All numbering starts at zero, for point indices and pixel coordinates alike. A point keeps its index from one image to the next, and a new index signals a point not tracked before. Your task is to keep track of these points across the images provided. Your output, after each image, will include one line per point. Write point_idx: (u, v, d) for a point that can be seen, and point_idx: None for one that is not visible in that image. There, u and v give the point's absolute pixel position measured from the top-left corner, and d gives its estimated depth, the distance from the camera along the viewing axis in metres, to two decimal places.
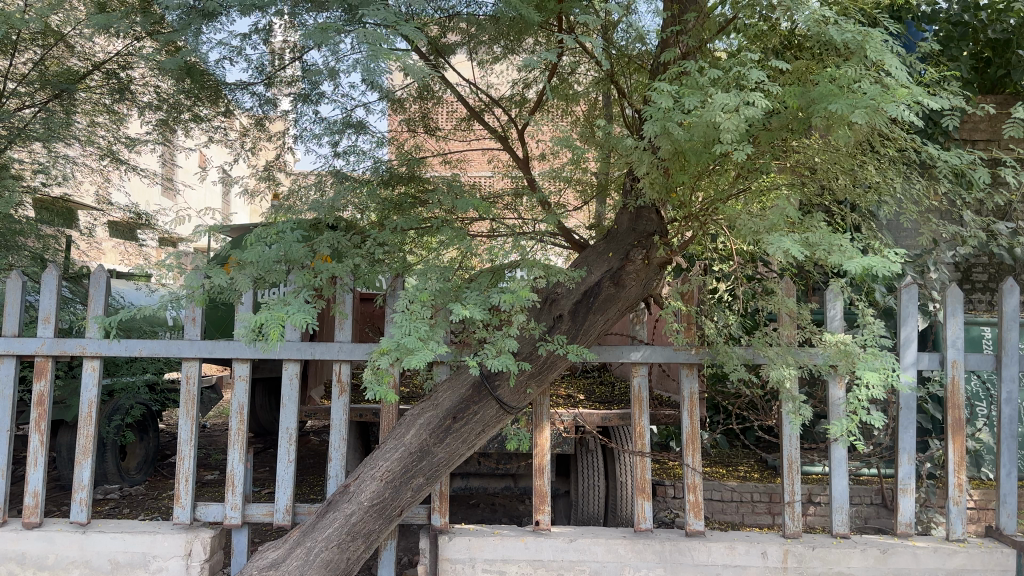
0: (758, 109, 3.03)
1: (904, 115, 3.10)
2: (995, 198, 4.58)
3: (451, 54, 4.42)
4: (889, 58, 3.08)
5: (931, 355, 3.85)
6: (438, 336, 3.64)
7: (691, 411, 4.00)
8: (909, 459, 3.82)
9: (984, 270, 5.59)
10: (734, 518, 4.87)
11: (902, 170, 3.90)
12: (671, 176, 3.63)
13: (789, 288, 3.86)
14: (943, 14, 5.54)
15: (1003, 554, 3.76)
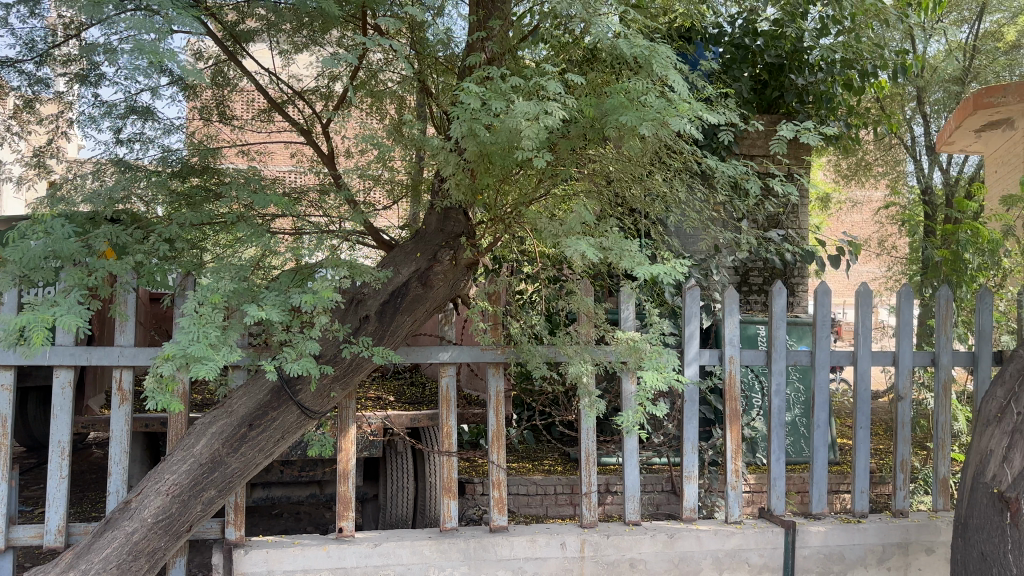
0: (557, 118, 3.12)
1: (685, 128, 3.34)
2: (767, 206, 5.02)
3: (251, 41, 4.22)
4: (672, 75, 3.29)
5: (712, 352, 4.15)
6: (232, 339, 3.45)
7: (497, 409, 4.04)
8: (692, 448, 4.09)
9: (760, 274, 6.14)
10: (539, 511, 4.99)
11: (687, 180, 4.18)
12: (476, 179, 3.63)
13: (587, 288, 4.02)
14: (726, 37, 6.05)
15: (774, 533, 4.09)
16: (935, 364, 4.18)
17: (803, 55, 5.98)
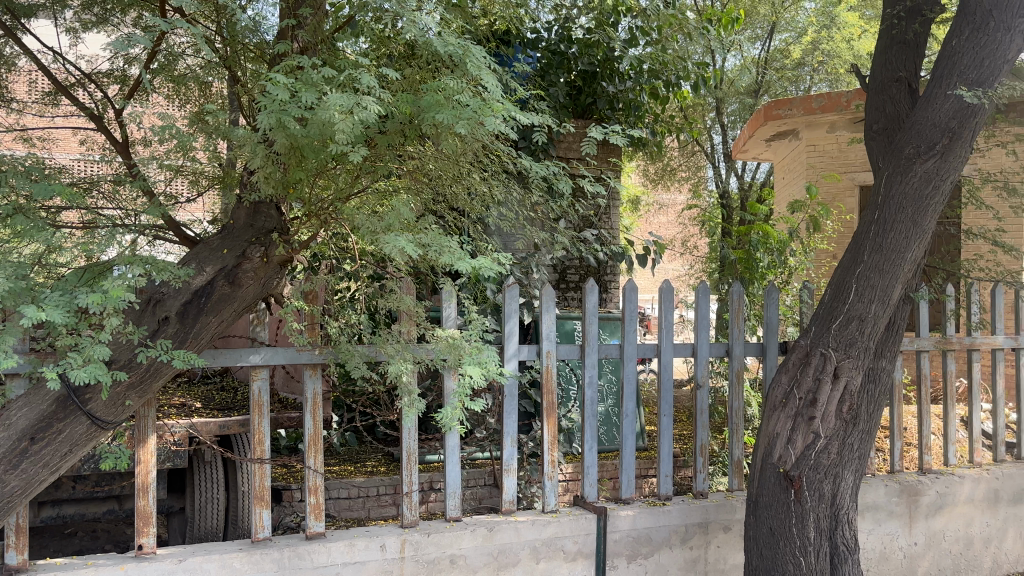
0: (373, 114, 3.05)
1: (499, 128, 3.37)
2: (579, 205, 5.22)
3: (32, 16, 3.82)
4: (485, 74, 3.30)
5: (530, 347, 4.20)
6: (6, 345, 3.10)
7: (314, 413, 3.83)
8: (512, 441, 4.09)
9: (576, 272, 6.40)
10: (360, 514, 4.89)
11: (504, 180, 4.24)
12: (288, 173, 3.41)
13: (408, 287, 3.86)
14: (543, 42, 6.22)
15: (586, 520, 4.21)
16: (729, 354, 4.49)
17: (613, 63, 6.31)
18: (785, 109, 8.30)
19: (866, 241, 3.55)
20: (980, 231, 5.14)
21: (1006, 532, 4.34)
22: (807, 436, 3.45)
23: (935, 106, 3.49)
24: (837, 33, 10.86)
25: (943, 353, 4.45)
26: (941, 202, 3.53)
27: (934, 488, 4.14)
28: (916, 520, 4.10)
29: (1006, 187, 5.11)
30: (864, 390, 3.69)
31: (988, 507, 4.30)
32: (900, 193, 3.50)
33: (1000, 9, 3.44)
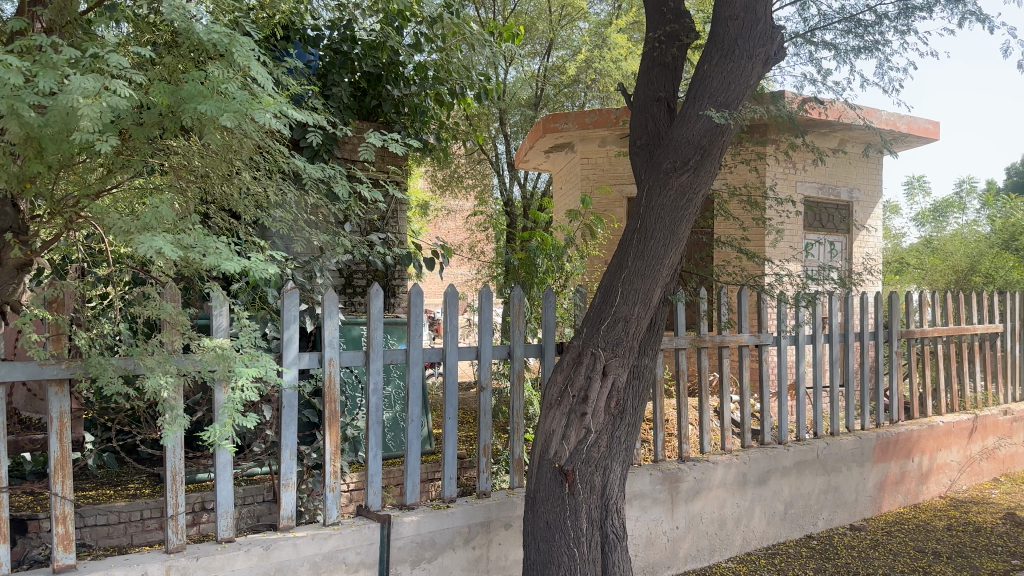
0: (124, 102, 2.75)
1: (270, 123, 3.14)
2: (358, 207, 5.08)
3: None
4: (255, 65, 3.04)
5: (311, 355, 3.87)
6: None
7: (61, 435, 3.30)
8: (291, 455, 3.77)
9: (363, 277, 6.31)
10: (121, 541, 4.44)
11: (279, 182, 4.00)
12: (24, 165, 2.99)
13: (174, 295, 3.48)
14: (325, 40, 6.01)
15: (370, 529, 3.92)
16: (510, 356, 4.49)
17: (398, 68, 6.22)
18: (561, 122, 8.75)
19: (631, 248, 3.80)
20: (728, 239, 5.69)
21: (752, 511, 4.77)
22: (579, 431, 3.62)
23: (689, 124, 3.83)
24: (607, 53, 11.68)
25: (698, 350, 4.88)
26: (694, 213, 3.87)
27: (692, 474, 4.48)
28: (677, 505, 4.42)
29: (749, 200, 5.71)
30: (630, 387, 3.96)
31: (738, 489, 4.70)
32: (661, 203, 3.79)
33: (742, 40, 3.86)
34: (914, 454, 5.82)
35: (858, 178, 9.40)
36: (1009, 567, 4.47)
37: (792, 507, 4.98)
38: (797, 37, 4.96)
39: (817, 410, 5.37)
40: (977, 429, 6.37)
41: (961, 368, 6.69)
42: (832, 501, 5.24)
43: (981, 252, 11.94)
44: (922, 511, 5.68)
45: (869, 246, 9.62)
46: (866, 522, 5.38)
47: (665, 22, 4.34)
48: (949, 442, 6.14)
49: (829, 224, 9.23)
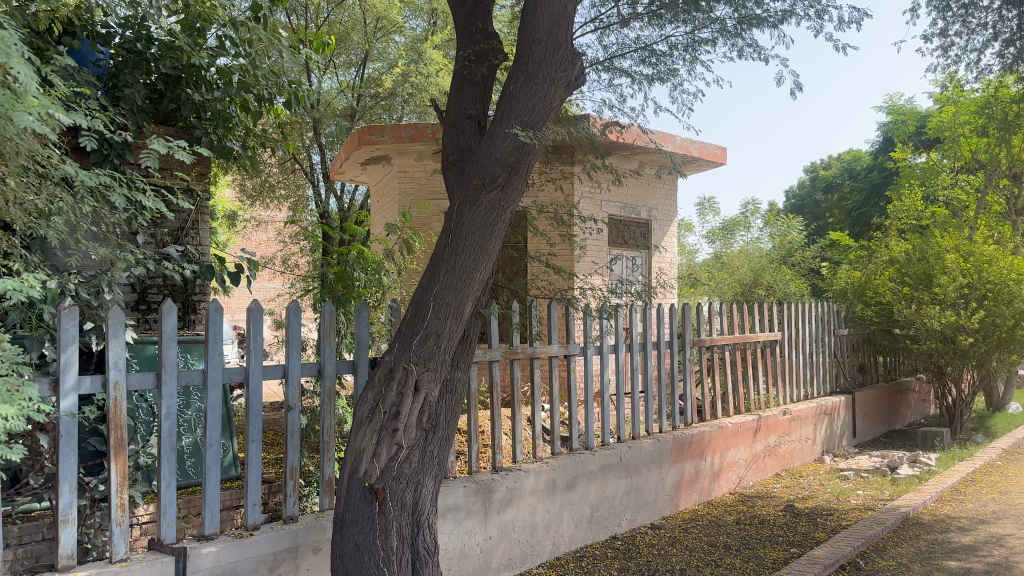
0: None
1: (33, 127, 2.80)
2: (148, 217, 4.72)
3: None
4: (16, 61, 2.70)
5: (93, 379, 3.54)
6: None
7: None
8: (71, 487, 3.41)
9: (160, 291, 5.90)
10: None
11: (49, 191, 3.60)
12: None
13: None
14: (117, 37, 5.51)
15: (162, 564, 3.62)
16: (320, 374, 4.32)
17: (200, 70, 5.70)
18: (376, 135, 8.68)
19: (443, 262, 3.83)
20: (536, 255, 5.89)
21: (562, 516, 4.94)
22: (391, 448, 3.59)
23: (497, 142, 3.93)
24: (423, 69, 11.81)
25: (510, 362, 4.99)
26: (503, 229, 3.97)
27: (504, 483, 4.58)
28: (490, 515, 4.49)
29: (555, 217, 5.96)
30: (442, 401, 3.97)
31: (548, 496, 4.86)
32: (471, 219, 3.86)
33: (546, 63, 4.05)
34: (707, 454, 6.30)
35: (657, 198, 10.10)
36: (787, 553, 4.95)
37: (599, 510, 5.22)
38: (597, 63, 5.28)
39: (620, 417, 5.67)
40: (760, 429, 7.01)
41: (745, 373, 7.34)
42: (635, 502, 5.54)
43: (762, 267, 13.22)
44: (714, 507, 6.16)
45: (667, 262, 10.34)
46: (665, 520, 5.75)
47: (474, 42, 4.50)
48: (737, 442, 6.70)
49: (631, 241, 9.83)
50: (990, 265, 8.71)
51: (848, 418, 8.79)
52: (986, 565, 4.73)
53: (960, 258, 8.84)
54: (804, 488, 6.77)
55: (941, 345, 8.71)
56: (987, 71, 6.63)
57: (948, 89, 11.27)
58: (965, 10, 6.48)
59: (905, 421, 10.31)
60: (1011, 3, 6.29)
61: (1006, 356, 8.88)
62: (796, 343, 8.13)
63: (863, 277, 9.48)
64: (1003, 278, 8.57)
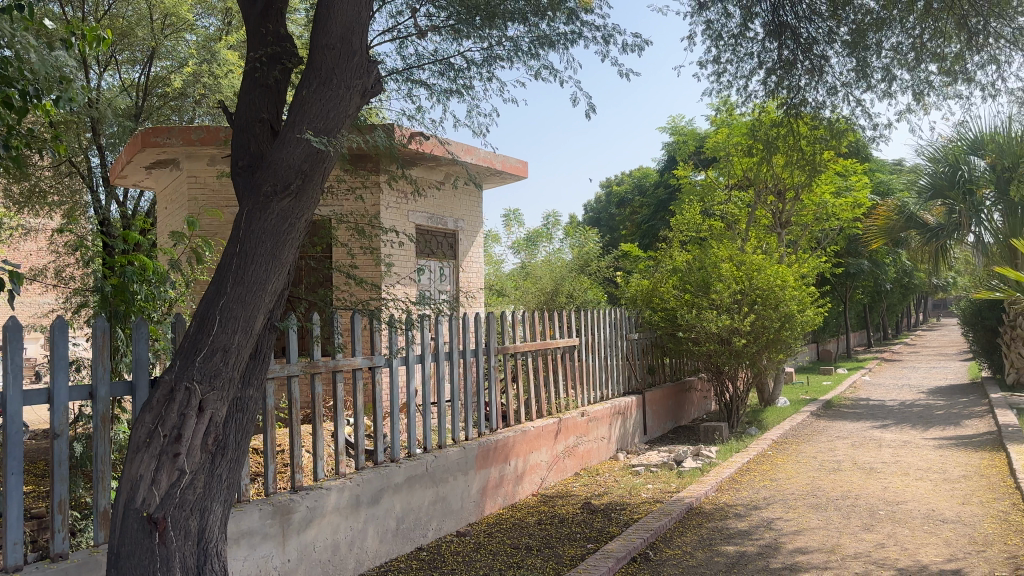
0: None
1: None
2: None
3: None
4: None
5: None
6: None
7: None
8: None
9: None
10: None
11: None
12: None
13: None
14: None
15: None
16: (92, 397, 3.91)
17: None
18: (162, 137, 8.12)
19: (230, 273, 3.64)
20: (337, 266, 5.76)
21: (366, 531, 4.83)
22: (172, 474, 3.33)
23: (289, 148, 3.80)
24: (216, 69, 11.22)
25: (311, 376, 4.80)
26: (295, 238, 3.83)
27: (304, 503, 4.41)
28: (288, 537, 4.30)
29: (357, 228, 5.86)
30: (231, 420, 3.76)
31: (351, 512, 4.74)
32: (260, 228, 3.69)
33: (340, 69, 3.98)
34: (510, 458, 6.45)
35: (462, 209, 10.24)
36: (584, 550, 5.18)
37: (405, 522, 5.16)
38: (395, 74, 5.28)
39: (426, 427, 5.67)
40: (560, 431, 7.30)
41: (547, 378, 7.62)
42: (441, 511, 5.54)
43: (563, 276, 13.83)
44: (517, 510, 6.31)
45: (473, 272, 10.50)
46: (470, 527, 5.80)
47: (265, 43, 4.33)
48: (539, 445, 6.93)
49: (437, 251, 9.89)
50: (757, 273, 9.67)
51: (640, 417, 9.38)
52: (758, 547, 5.23)
53: (734, 267, 9.73)
54: (600, 485, 7.13)
55: (719, 347, 9.54)
56: (753, 97, 7.38)
57: (722, 114, 12.40)
58: (734, 40, 7.17)
59: (689, 418, 11.16)
60: (772, 36, 7.04)
61: (773, 355, 9.90)
62: (592, 348, 8.56)
63: (651, 284, 10.17)
64: (770, 285, 9.59)
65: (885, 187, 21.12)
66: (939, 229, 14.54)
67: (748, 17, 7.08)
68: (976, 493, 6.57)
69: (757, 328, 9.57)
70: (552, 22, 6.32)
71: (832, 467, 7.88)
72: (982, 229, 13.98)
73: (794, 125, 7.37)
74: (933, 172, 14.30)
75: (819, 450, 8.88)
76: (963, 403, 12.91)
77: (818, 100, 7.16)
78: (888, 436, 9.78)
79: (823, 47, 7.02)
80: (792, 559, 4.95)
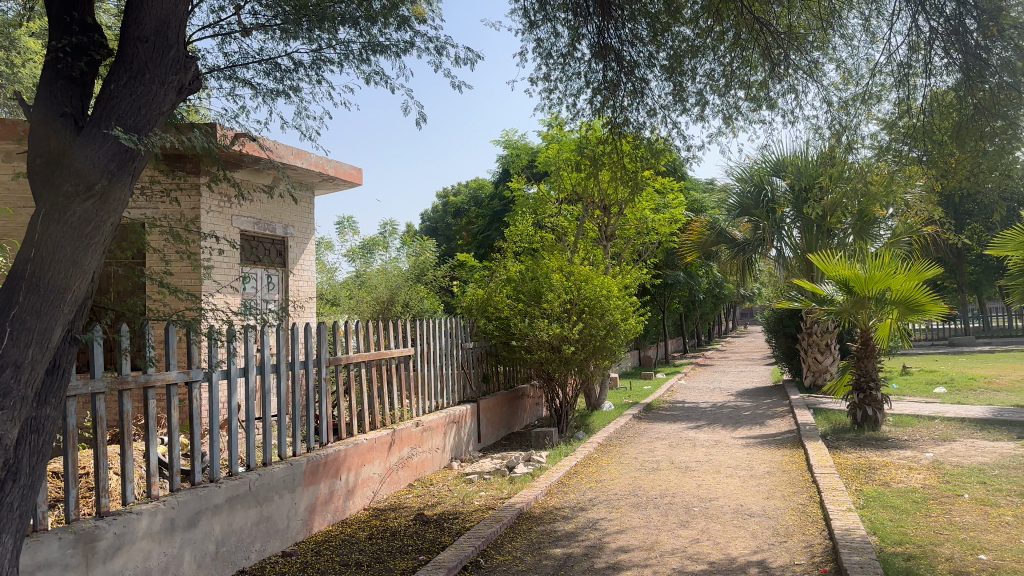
0: None
1: None
2: None
3: None
4: None
5: None
6: None
7: None
8: None
9: None
10: None
11: None
12: None
13: None
14: None
15: None
16: None
17: None
18: None
19: (24, 281, 3.29)
20: (151, 274, 5.38)
21: (181, 557, 4.51)
22: None
23: (94, 145, 3.51)
24: (14, 57, 10.18)
25: (119, 393, 4.43)
26: (101, 242, 3.54)
27: (111, 530, 4.06)
28: (92, 568, 3.94)
29: (174, 233, 5.51)
30: (24, 442, 3.39)
31: (165, 537, 4.41)
32: (60, 230, 3.37)
33: (154, 64, 3.75)
34: (341, 472, 6.28)
35: (292, 215, 9.90)
36: (415, 562, 5.14)
37: (225, 545, 4.87)
38: (217, 71, 5.03)
39: (249, 443, 5.40)
40: (393, 442, 7.21)
41: (380, 389, 7.50)
42: (265, 531, 5.29)
43: (398, 285, 13.72)
44: (347, 526, 6.14)
45: (304, 280, 10.18)
46: (297, 546, 5.57)
47: (70, 32, 3.98)
48: (371, 457, 6.80)
49: (264, 258, 9.49)
50: (586, 283, 10.07)
51: (474, 426, 9.46)
52: (583, 548, 5.41)
53: (564, 277, 10.06)
54: (433, 495, 7.11)
55: (549, 354, 9.82)
56: (581, 114, 7.69)
57: (553, 129, 12.82)
58: (562, 59, 7.44)
59: (521, 424, 11.38)
60: (598, 57, 7.38)
61: (599, 361, 10.33)
62: (427, 358, 8.53)
63: (485, 293, 10.30)
64: (597, 295, 10.02)
65: (700, 205, 22.71)
66: (746, 244, 15.80)
67: (575, 37, 7.37)
68: (777, 487, 7.17)
69: (585, 336, 9.96)
70: (384, 28, 6.27)
71: (652, 467, 8.33)
72: (783, 245, 15.37)
73: (618, 143, 7.75)
74: (741, 191, 15.54)
75: (641, 452, 9.36)
76: (766, 404, 14.09)
77: (639, 120, 7.58)
78: (703, 437, 10.47)
79: (643, 71, 7.44)
80: (615, 558, 5.16)
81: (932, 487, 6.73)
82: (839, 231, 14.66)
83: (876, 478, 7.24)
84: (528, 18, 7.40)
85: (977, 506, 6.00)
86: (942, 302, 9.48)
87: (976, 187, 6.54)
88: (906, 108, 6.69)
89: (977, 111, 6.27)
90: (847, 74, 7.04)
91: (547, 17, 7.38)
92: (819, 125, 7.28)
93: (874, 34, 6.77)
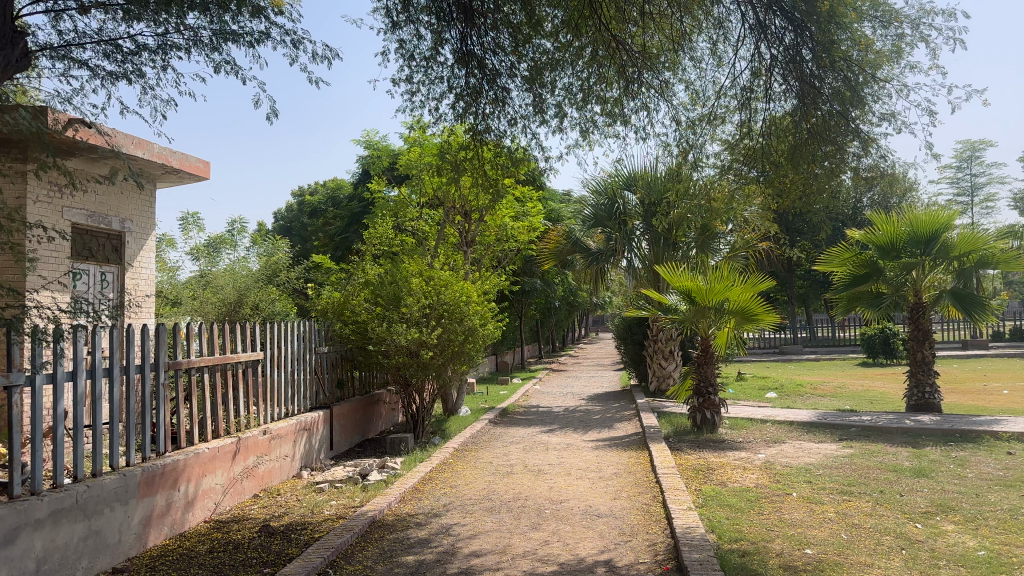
0: None
1: None
2: None
3: None
4: None
5: None
6: None
7: None
8: None
9: None
10: None
11: None
12: None
13: None
14: None
15: None
16: None
17: None
18: None
19: None
20: None
21: None
22: None
23: None
24: None
25: None
26: None
27: None
28: None
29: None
30: None
31: None
32: None
33: None
34: (179, 483, 5.92)
35: (130, 208, 9.26)
36: None
37: (47, 563, 4.45)
38: (49, 50, 4.63)
39: (78, 453, 4.99)
40: (237, 452, 6.87)
41: (225, 395, 7.15)
42: (93, 547, 4.88)
43: (247, 287, 13.16)
44: (186, 539, 5.79)
45: (142, 278, 9.56)
46: (129, 562, 5.19)
47: None
48: (213, 467, 6.46)
49: (98, 253, 8.81)
50: (444, 288, 10.05)
51: (326, 432, 9.20)
52: (435, 554, 5.39)
53: (423, 281, 10.00)
54: (280, 506, 6.84)
55: (407, 359, 9.72)
56: (443, 119, 7.69)
57: (414, 133, 12.75)
58: (425, 62, 7.41)
59: (375, 430, 11.19)
60: (460, 63, 7.41)
61: (456, 366, 10.35)
62: (277, 362, 8.22)
63: (341, 297, 10.06)
64: (455, 300, 10.04)
65: (556, 215, 23.35)
66: (599, 253, 16.38)
67: (438, 42, 7.36)
68: (624, 488, 7.45)
69: (443, 341, 9.95)
70: (236, 16, 5.99)
71: (506, 471, 8.43)
72: (632, 256, 16.10)
73: (478, 150, 7.80)
74: (595, 203, 16.05)
75: (496, 456, 9.45)
76: (615, 409, 14.63)
77: (499, 129, 7.68)
78: (555, 441, 10.72)
79: (505, 80, 7.54)
80: (467, 563, 5.18)
81: (764, 486, 7.22)
82: (684, 244, 15.50)
83: (715, 478, 7.68)
84: (390, 18, 7.32)
85: (803, 504, 6.49)
86: (774, 312, 10.18)
87: (807, 208, 7.07)
88: (748, 131, 7.16)
89: (810, 136, 6.79)
90: (695, 95, 7.45)
91: (410, 19, 7.33)
92: (668, 143, 7.66)
93: (721, 58, 7.22)
